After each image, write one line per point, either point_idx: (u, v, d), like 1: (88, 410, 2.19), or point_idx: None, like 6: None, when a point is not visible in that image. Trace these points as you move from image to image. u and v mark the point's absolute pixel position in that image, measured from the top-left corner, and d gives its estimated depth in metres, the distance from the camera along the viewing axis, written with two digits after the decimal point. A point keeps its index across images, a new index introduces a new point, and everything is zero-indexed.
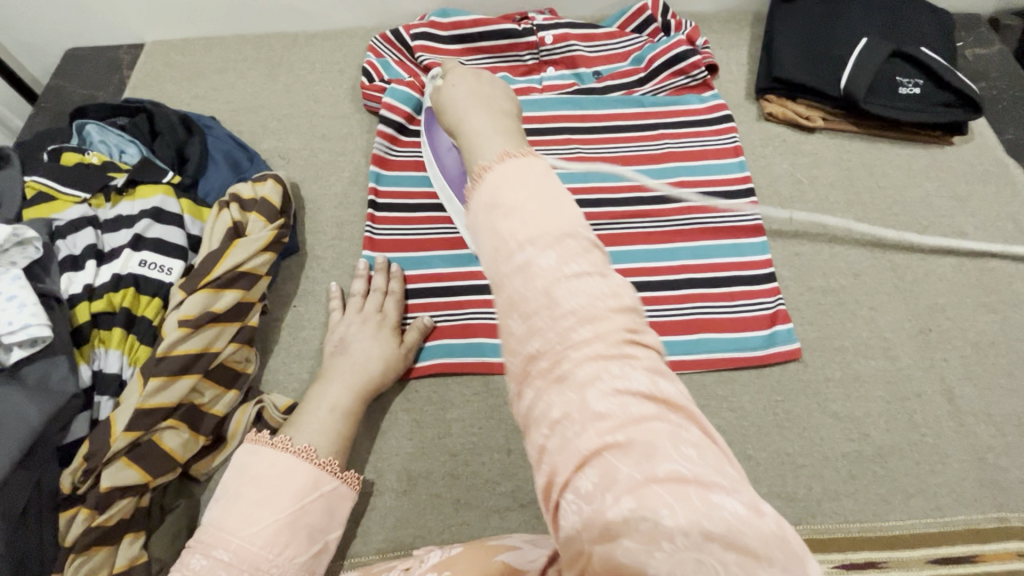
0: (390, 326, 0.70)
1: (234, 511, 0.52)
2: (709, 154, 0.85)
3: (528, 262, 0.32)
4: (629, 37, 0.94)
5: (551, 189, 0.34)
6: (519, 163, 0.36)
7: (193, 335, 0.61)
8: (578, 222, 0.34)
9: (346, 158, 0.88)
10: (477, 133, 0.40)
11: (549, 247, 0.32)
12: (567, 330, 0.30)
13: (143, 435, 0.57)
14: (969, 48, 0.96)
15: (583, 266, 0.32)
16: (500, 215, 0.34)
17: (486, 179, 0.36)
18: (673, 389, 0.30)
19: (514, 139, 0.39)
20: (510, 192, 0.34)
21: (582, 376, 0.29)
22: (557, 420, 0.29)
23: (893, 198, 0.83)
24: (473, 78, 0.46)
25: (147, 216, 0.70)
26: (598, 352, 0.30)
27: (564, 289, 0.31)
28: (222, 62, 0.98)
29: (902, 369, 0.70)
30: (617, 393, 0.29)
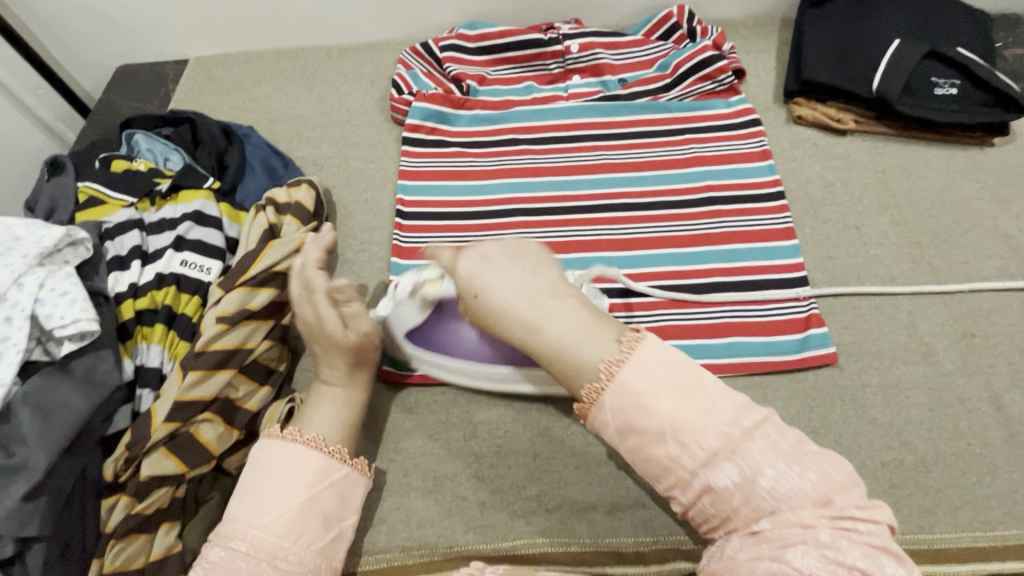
0: (339, 304, 0.60)
1: (248, 501, 0.54)
2: (736, 158, 0.84)
3: (704, 476, 0.44)
4: (653, 45, 0.95)
5: (685, 382, 0.46)
6: (636, 364, 0.47)
7: (229, 332, 0.63)
8: (716, 404, 0.45)
9: (377, 165, 0.90)
10: (561, 339, 0.49)
11: (721, 461, 0.44)
12: (761, 506, 0.44)
13: (181, 426, 0.59)
14: (1008, 48, 0.94)
15: (755, 452, 0.44)
16: (647, 439, 0.46)
17: (608, 396, 0.47)
18: (896, 569, 0.40)
19: (608, 334, 0.49)
20: (647, 416, 0.45)
21: (785, 538, 0.42)
22: (755, 559, 0.42)
23: (931, 201, 0.80)
24: (497, 263, 0.53)
25: (189, 219, 0.73)
26: (797, 518, 0.43)
27: (754, 483, 0.43)
28: (260, 75, 1.02)
29: (946, 376, 0.67)
30: (818, 557, 0.40)
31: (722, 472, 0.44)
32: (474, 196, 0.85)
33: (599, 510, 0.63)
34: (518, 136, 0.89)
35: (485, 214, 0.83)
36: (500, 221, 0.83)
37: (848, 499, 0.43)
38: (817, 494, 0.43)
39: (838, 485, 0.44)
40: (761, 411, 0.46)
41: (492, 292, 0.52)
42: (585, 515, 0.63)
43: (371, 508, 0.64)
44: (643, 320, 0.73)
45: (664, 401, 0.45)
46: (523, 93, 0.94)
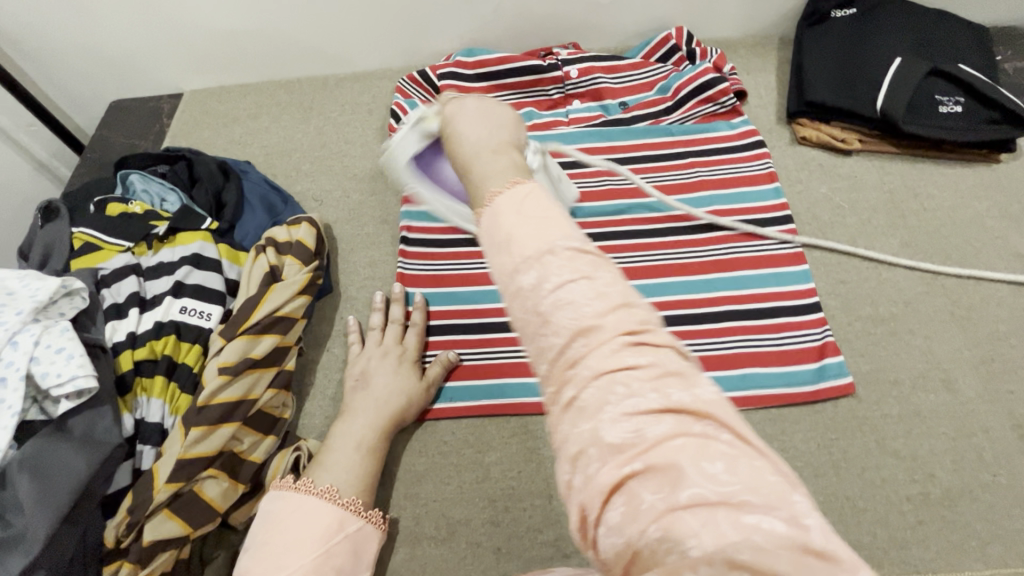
0: (409, 361, 0.69)
1: (260, 556, 0.49)
2: (742, 181, 0.83)
3: (521, 285, 0.33)
4: (653, 68, 0.94)
5: (543, 211, 0.36)
6: (516, 190, 0.37)
7: (232, 383, 0.61)
8: (565, 233, 0.35)
9: (377, 197, 0.89)
10: (473, 172, 0.40)
11: (530, 268, 0.33)
12: (577, 351, 0.31)
13: (184, 485, 0.57)
14: (1009, 62, 0.93)
15: (581, 276, 0.33)
16: (501, 252, 0.35)
17: (491, 207, 0.37)
18: (689, 392, 0.30)
19: (506, 167, 0.39)
20: (504, 224, 0.35)
21: (594, 403, 0.30)
22: (576, 456, 0.30)
23: (941, 221, 0.79)
24: (461, 105, 0.47)
25: (187, 262, 0.71)
26: (611, 362, 0.30)
27: (549, 298, 0.32)
28: (255, 107, 1.01)
29: (966, 403, 0.66)
30: (626, 417, 0.29)
31: (524, 278, 0.33)
32: None
33: None
34: None
35: None
36: None
37: (643, 336, 0.31)
38: (585, 317, 0.31)
39: (639, 323, 0.32)
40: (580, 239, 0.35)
41: (459, 134, 0.42)
42: None
43: (384, 559, 0.62)
44: None
45: (512, 218, 0.35)
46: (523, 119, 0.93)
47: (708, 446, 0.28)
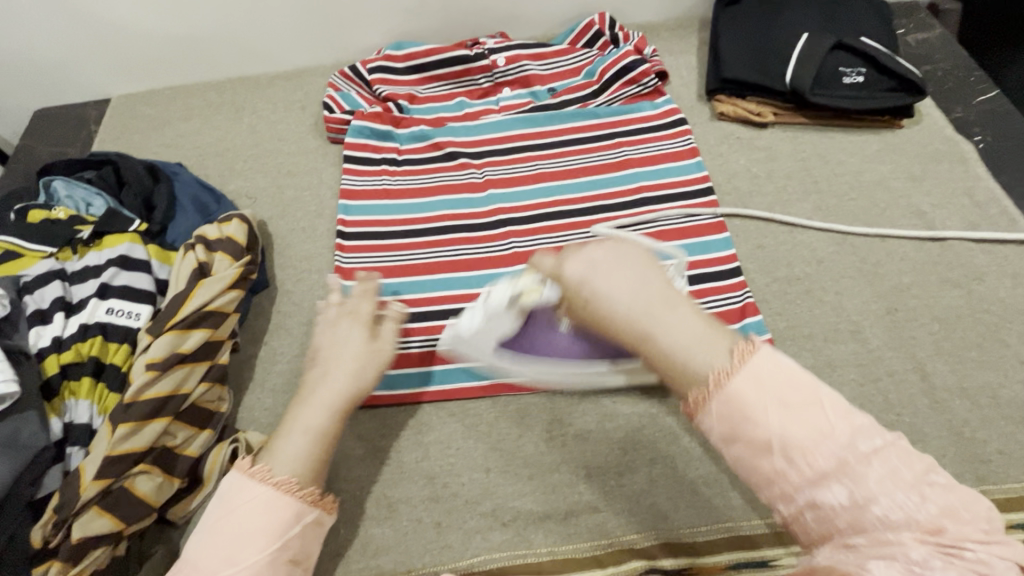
0: (361, 322, 0.66)
1: (211, 551, 0.48)
2: (665, 157, 0.87)
3: (816, 497, 0.38)
4: (579, 53, 0.97)
5: (800, 399, 0.40)
6: (748, 376, 0.41)
7: (161, 379, 0.61)
8: (841, 427, 0.39)
9: (313, 192, 0.89)
10: (676, 343, 0.44)
11: (836, 481, 0.38)
12: (868, 524, 0.37)
13: (114, 482, 0.57)
14: (911, 34, 0.99)
15: (877, 476, 0.37)
16: (749, 443, 0.40)
17: (722, 390, 0.41)
18: None
19: (719, 342, 0.43)
20: (761, 419, 0.40)
21: (877, 550, 0.35)
22: (839, 574, 0.36)
23: (849, 185, 0.84)
24: (615, 264, 0.47)
25: (114, 264, 0.71)
26: (909, 546, 0.35)
27: (859, 497, 0.37)
28: (187, 109, 1.00)
29: (873, 352, 0.70)
30: (906, 571, 0.34)
31: (829, 491, 0.38)
32: (414, 214, 0.84)
33: (553, 518, 0.63)
34: (457, 150, 0.89)
35: (426, 232, 0.83)
36: (442, 237, 0.82)
37: (960, 534, 0.36)
38: (923, 520, 0.36)
39: (966, 523, 0.36)
40: (885, 434, 0.39)
41: (606, 295, 0.46)
42: (540, 525, 0.63)
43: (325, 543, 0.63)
44: None
45: (776, 412, 0.40)
46: (455, 109, 0.94)
47: None
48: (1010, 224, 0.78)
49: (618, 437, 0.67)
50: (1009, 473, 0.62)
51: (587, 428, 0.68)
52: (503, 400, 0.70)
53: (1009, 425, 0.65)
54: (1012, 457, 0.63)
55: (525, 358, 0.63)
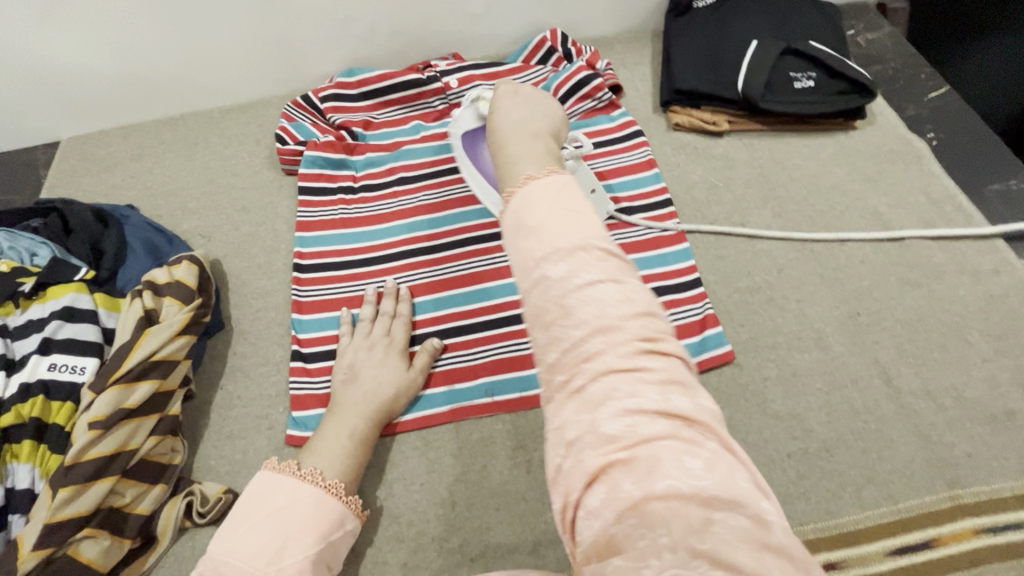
0: (397, 349, 0.71)
1: (262, 545, 0.48)
2: (624, 170, 0.86)
3: (544, 275, 0.36)
4: (532, 70, 0.96)
5: (574, 206, 0.38)
6: (546, 183, 0.40)
7: (105, 437, 0.59)
8: (593, 234, 0.37)
9: (268, 226, 0.88)
10: (514, 157, 0.43)
11: (561, 261, 0.36)
12: (589, 339, 0.34)
13: (55, 551, 0.55)
14: (861, 34, 1.00)
15: (599, 274, 0.36)
16: (526, 237, 0.38)
17: (520, 192, 0.40)
18: (684, 400, 0.33)
19: (546, 160, 0.42)
20: (532, 214, 0.38)
21: (599, 397, 0.32)
22: (571, 443, 0.32)
23: (807, 189, 0.84)
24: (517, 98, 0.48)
25: (57, 317, 0.68)
26: (617, 364, 0.33)
27: (576, 298, 0.35)
28: (138, 149, 0.98)
29: (837, 358, 0.70)
30: (623, 415, 0.32)
31: (568, 328, 0.35)
32: (371, 242, 0.83)
33: (523, 550, 0.62)
34: (414, 174, 0.88)
35: (384, 259, 0.82)
36: (400, 264, 0.81)
37: (660, 348, 0.34)
38: (639, 332, 0.34)
39: (653, 332, 0.35)
40: (615, 258, 0.37)
41: (503, 113, 0.46)
42: (509, 558, 0.61)
43: None
44: None
45: (549, 209, 0.38)
46: (411, 133, 0.93)
47: (692, 449, 0.31)
48: (966, 220, 0.79)
49: None
50: (977, 475, 0.61)
51: None
52: (467, 429, 0.69)
53: (975, 425, 0.64)
54: (980, 459, 0.62)
55: (472, 169, 0.76)
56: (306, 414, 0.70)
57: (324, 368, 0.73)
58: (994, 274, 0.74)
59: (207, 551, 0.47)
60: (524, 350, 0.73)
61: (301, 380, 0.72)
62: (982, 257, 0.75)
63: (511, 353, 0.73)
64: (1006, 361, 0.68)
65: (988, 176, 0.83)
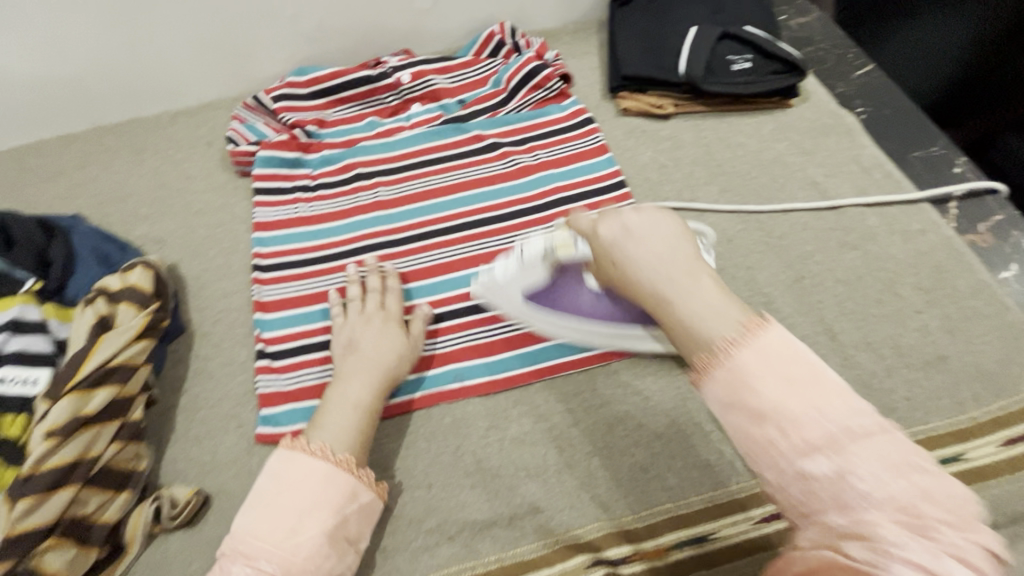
0: (394, 319, 0.71)
1: (274, 522, 0.53)
2: (578, 156, 0.89)
3: (800, 465, 0.37)
4: (484, 63, 0.98)
5: (805, 376, 0.39)
6: (755, 347, 0.40)
7: (64, 445, 0.58)
8: (846, 411, 0.38)
9: (225, 228, 0.86)
10: (698, 310, 0.43)
11: (819, 454, 0.37)
12: (844, 498, 0.36)
13: (17, 564, 0.53)
14: (792, 19, 1.06)
15: (869, 458, 0.36)
16: (746, 411, 0.39)
17: (729, 362, 0.40)
18: (964, 571, 0.33)
19: (733, 312, 0.43)
20: (759, 396, 0.39)
21: (854, 530, 0.35)
22: (808, 549, 0.37)
23: (750, 164, 0.89)
24: (647, 235, 0.48)
25: (5, 329, 0.67)
26: (874, 516, 0.35)
27: (841, 473, 0.36)
28: (82, 158, 0.95)
29: (785, 319, 0.74)
30: (878, 552, 0.34)
31: (815, 463, 0.37)
32: (332, 238, 0.83)
33: (500, 525, 0.63)
34: (372, 170, 0.89)
35: (346, 255, 0.82)
36: (363, 259, 0.81)
37: (941, 513, 0.35)
38: (903, 499, 0.35)
39: (957, 511, 0.35)
40: (878, 418, 0.38)
41: (631, 261, 0.47)
42: (487, 533, 0.62)
43: None
44: (512, 325, 0.75)
45: (777, 385, 0.39)
46: (366, 129, 0.93)
47: None
48: (895, 185, 0.84)
49: (556, 435, 0.68)
50: (916, 416, 0.66)
51: (524, 431, 0.68)
52: (440, 414, 0.70)
53: (912, 372, 0.69)
54: (917, 402, 0.67)
55: (565, 317, 0.71)
56: (276, 411, 0.70)
57: (292, 365, 0.73)
58: (922, 233, 0.80)
59: (235, 522, 0.54)
60: (491, 334, 0.75)
61: (269, 378, 0.72)
62: (910, 218, 0.81)
63: (479, 338, 0.75)
64: (936, 311, 0.73)
65: (912, 144, 0.89)
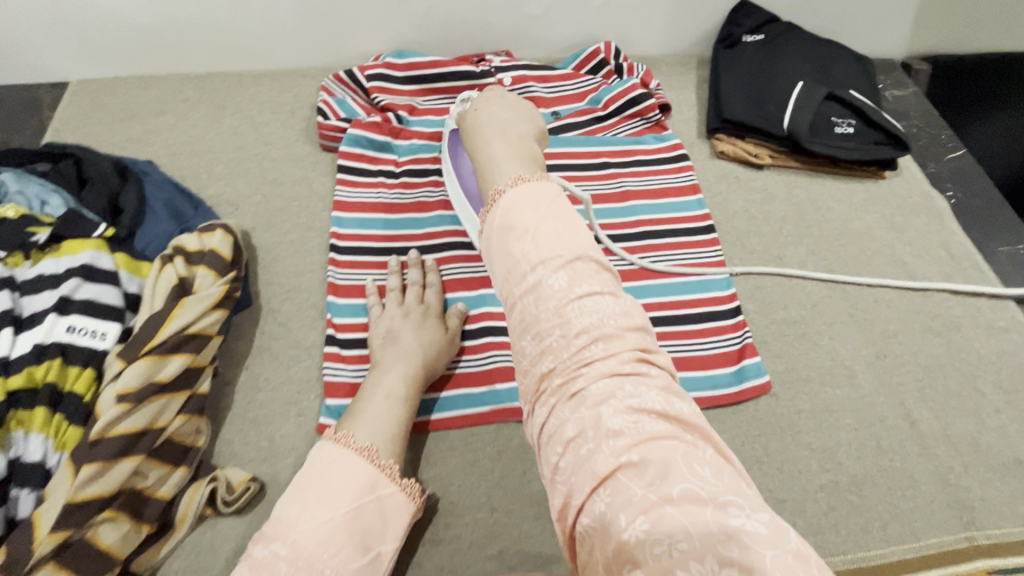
0: (433, 314, 0.71)
1: (293, 502, 0.52)
2: (669, 192, 0.87)
3: (546, 286, 0.45)
4: (584, 79, 0.96)
5: (568, 224, 0.48)
6: (547, 216, 0.48)
7: (135, 411, 0.55)
8: (589, 250, 0.47)
9: (301, 202, 0.83)
10: (493, 155, 0.55)
11: (559, 271, 0.45)
12: (585, 349, 0.43)
13: (74, 533, 0.51)
14: (888, 90, 1.05)
15: (603, 307, 0.44)
16: (522, 245, 0.47)
17: (500, 201, 0.50)
18: (685, 407, 0.41)
19: (528, 165, 0.53)
20: (523, 215, 0.48)
21: (597, 394, 0.41)
22: (574, 437, 0.40)
23: (839, 231, 0.87)
24: (502, 112, 0.60)
25: (75, 274, 0.62)
26: (618, 371, 0.42)
27: (579, 307, 0.44)
28: (158, 103, 0.91)
29: (865, 396, 0.73)
30: (632, 413, 0.40)
31: (569, 309, 0.44)
32: (413, 231, 0.80)
33: (563, 564, 0.61)
34: None
35: (425, 251, 0.79)
36: (443, 258, 0.79)
37: (638, 341, 0.44)
38: (633, 349, 0.43)
39: (631, 318, 0.45)
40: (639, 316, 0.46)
41: (479, 123, 0.60)
42: (549, 570, 0.61)
43: None
44: None
45: (545, 222, 0.47)
46: None
47: (692, 445, 0.39)
48: (981, 278, 0.84)
49: None
50: (991, 519, 0.65)
51: None
52: (506, 434, 0.68)
53: (989, 473, 0.68)
54: (993, 504, 0.66)
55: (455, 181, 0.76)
56: (341, 403, 0.66)
57: (361, 356, 0.70)
58: (1005, 330, 0.79)
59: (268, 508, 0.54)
60: None
61: (336, 366, 0.69)
62: (994, 313, 0.81)
63: None
64: (1015, 412, 0.72)
65: (998, 238, 0.89)
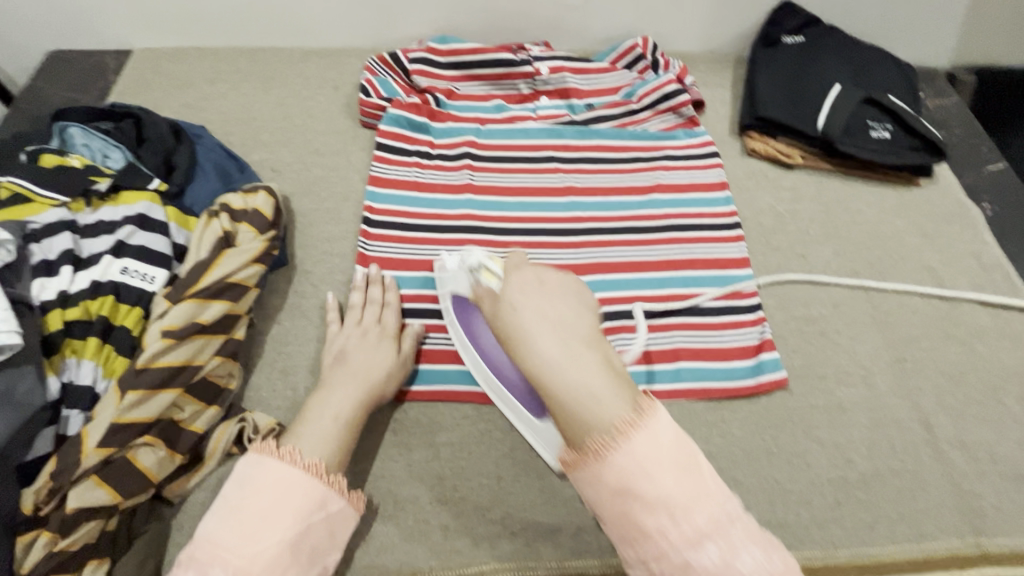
0: (388, 335, 0.69)
1: (231, 525, 0.50)
2: (696, 186, 0.88)
3: (679, 552, 0.41)
4: (618, 73, 0.98)
5: (679, 456, 0.43)
6: (645, 431, 0.43)
7: (176, 347, 0.59)
8: (708, 487, 0.43)
9: (339, 172, 0.87)
10: (575, 389, 0.44)
11: (704, 542, 0.41)
12: None
13: (117, 452, 0.55)
14: (929, 98, 1.03)
15: (731, 528, 0.42)
16: (646, 513, 0.42)
17: (612, 456, 0.43)
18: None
19: (622, 389, 0.45)
20: (644, 481, 0.42)
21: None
22: None
23: (867, 234, 0.87)
24: (544, 292, 0.50)
25: (131, 222, 0.68)
26: None
27: (725, 563, 0.41)
28: (213, 73, 0.97)
29: (880, 397, 0.73)
30: None
31: (701, 551, 0.41)
32: (443, 209, 0.83)
33: (565, 533, 0.63)
34: (491, 151, 0.89)
35: (453, 229, 0.82)
36: (470, 237, 0.81)
37: (748, 532, 0.42)
38: (753, 561, 0.41)
39: (739, 513, 0.43)
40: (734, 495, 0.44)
41: (521, 317, 0.49)
42: (551, 538, 0.63)
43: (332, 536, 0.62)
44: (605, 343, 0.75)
45: (665, 476, 0.42)
46: (493, 111, 0.93)
47: None
48: (1012, 290, 0.82)
49: None
50: (1003, 528, 0.65)
51: None
52: None
53: (1004, 482, 0.67)
54: (1005, 513, 0.65)
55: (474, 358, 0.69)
56: None
57: None
58: None
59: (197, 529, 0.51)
60: None
61: None
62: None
63: None
64: None
65: None
